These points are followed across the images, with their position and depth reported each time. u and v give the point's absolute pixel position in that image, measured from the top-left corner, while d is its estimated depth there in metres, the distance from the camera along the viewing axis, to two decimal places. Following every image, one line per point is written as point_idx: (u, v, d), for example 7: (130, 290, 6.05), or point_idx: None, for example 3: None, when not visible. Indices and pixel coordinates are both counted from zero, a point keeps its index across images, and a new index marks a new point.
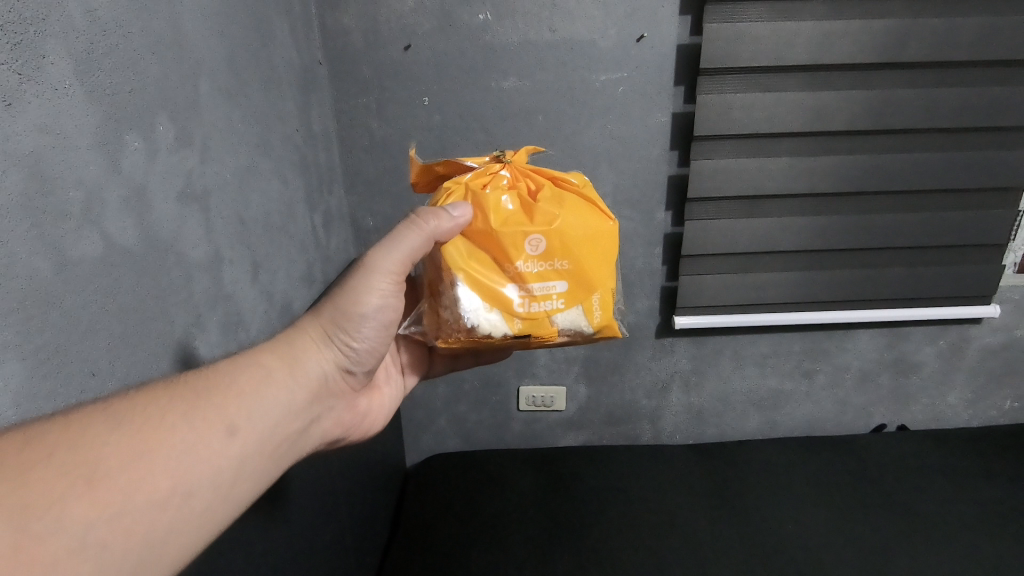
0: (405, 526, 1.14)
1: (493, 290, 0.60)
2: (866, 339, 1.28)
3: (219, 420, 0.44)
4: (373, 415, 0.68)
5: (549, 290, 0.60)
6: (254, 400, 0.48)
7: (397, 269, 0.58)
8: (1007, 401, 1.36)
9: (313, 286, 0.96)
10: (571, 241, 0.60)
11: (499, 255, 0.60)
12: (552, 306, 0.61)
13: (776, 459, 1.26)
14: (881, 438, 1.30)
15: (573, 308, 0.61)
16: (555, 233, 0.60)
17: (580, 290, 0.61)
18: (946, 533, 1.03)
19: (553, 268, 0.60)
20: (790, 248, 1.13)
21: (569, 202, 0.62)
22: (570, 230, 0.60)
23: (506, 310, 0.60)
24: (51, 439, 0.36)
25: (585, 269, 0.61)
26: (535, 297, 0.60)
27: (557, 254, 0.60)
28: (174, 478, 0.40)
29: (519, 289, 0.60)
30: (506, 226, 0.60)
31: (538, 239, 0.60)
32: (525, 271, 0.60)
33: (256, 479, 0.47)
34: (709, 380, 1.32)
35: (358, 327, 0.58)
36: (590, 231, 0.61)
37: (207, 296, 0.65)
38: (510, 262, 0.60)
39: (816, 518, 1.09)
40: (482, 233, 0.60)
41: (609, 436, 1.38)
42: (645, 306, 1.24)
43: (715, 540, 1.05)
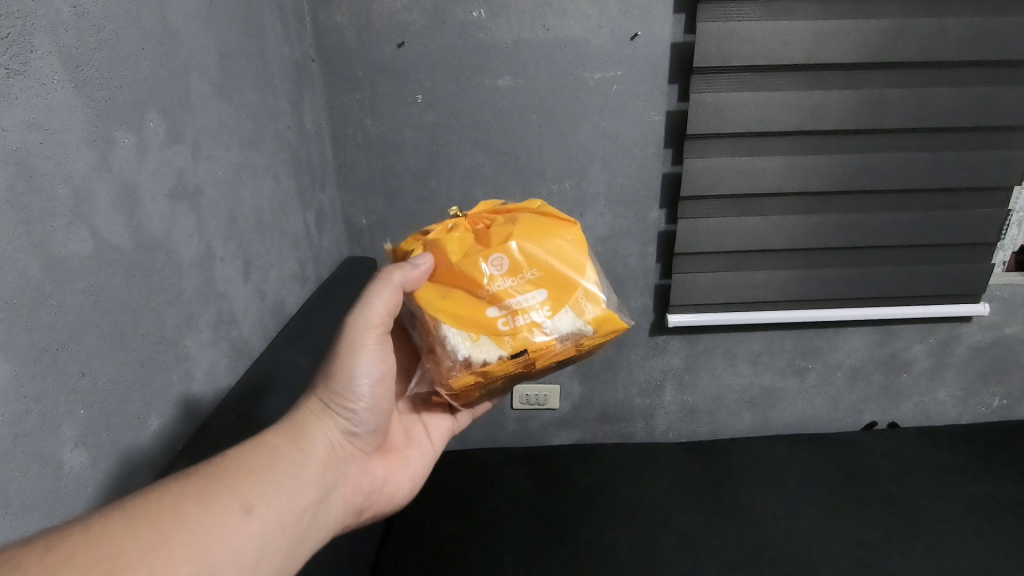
0: (399, 524, 1.13)
1: (474, 319, 0.61)
2: (858, 337, 1.29)
3: (232, 500, 0.45)
4: (399, 481, 0.67)
5: (528, 302, 0.61)
6: (263, 477, 0.48)
7: (379, 323, 0.60)
8: (996, 398, 1.37)
9: (306, 285, 0.96)
10: (533, 251, 0.62)
11: (470, 284, 0.62)
12: (538, 316, 0.61)
13: (769, 457, 1.26)
14: (872, 436, 1.31)
15: (559, 313, 0.61)
16: (514, 247, 0.62)
17: (558, 294, 0.62)
18: (934, 529, 1.04)
19: (525, 279, 0.61)
20: (782, 248, 1.14)
21: (519, 220, 0.65)
22: (526, 242, 0.62)
23: (494, 333, 0.60)
24: (72, 541, 0.36)
25: (554, 273, 0.62)
26: (516, 311, 0.60)
27: (522, 265, 0.61)
28: (196, 564, 0.40)
29: (499, 309, 0.61)
30: (466, 257, 0.62)
31: (499, 257, 0.61)
32: (499, 291, 0.61)
33: (278, 555, 0.47)
34: (702, 379, 1.32)
35: (354, 388, 0.58)
36: (546, 237, 0.63)
37: (198, 294, 0.64)
38: (482, 286, 0.61)
39: (809, 514, 1.09)
40: (446, 273, 0.62)
41: (603, 435, 1.39)
42: (639, 304, 1.24)
43: (709, 536, 1.06)
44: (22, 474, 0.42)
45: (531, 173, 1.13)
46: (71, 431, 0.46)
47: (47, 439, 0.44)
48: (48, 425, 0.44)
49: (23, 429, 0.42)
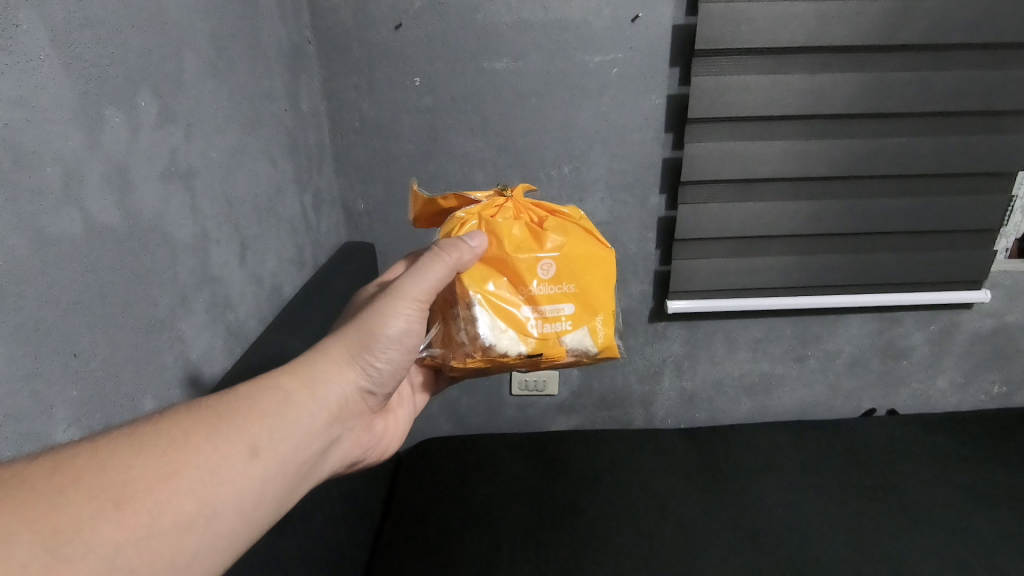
0: (398, 507, 1.14)
1: (507, 312, 0.63)
2: (858, 324, 1.28)
3: (241, 441, 0.45)
4: (390, 437, 0.68)
5: (559, 312, 0.64)
6: (275, 421, 0.48)
7: (422, 298, 0.59)
8: (995, 385, 1.37)
9: (303, 269, 0.95)
10: (577, 266, 0.65)
11: (514, 278, 0.64)
12: (562, 327, 0.64)
13: (767, 443, 1.27)
14: (871, 423, 1.31)
15: (579, 329, 0.65)
16: (563, 258, 0.64)
17: (585, 311, 0.65)
18: (931, 515, 1.05)
19: (562, 291, 0.64)
20: (783, 233, 1.13)
21: (570, 230, 0.67)
22: (575, 256, 0.65)
23: (521, 330, 0.63)
24: (79, 463, 0.37)
25: (588, 290, 0.65)
26: (547, 318, 0.63)
27: (565, 276, 0.64)
28: (199, 500, 0.41)
29: (532, 311, 0.64)
30: (518, 251, 0.64)
31: (547, 263, 0.64)
32: (538, 294, 0.63)
33: (278, 500, 0.47)
34: (701, 365, 1.32)
35: (382, 349, 0.57)
36: (591, 255, 0.66)
37: (193, 276, 0.64)
38: (525, 285, 0.63)
39: (806, 499, 1.10)
40: (495, 258, 0.64)
41: (602, 421, 1.39)
42: (638, 290, 1.24)
43: (705, 521, 1.06)
44: (13, 454, 0.42)
45: (530, 158, 1.12)
46: (63, 411, 0.46)
47: (39, 419, 0.44)
48: (39, 405, 0.44)
49: (14, 408, 0.41)
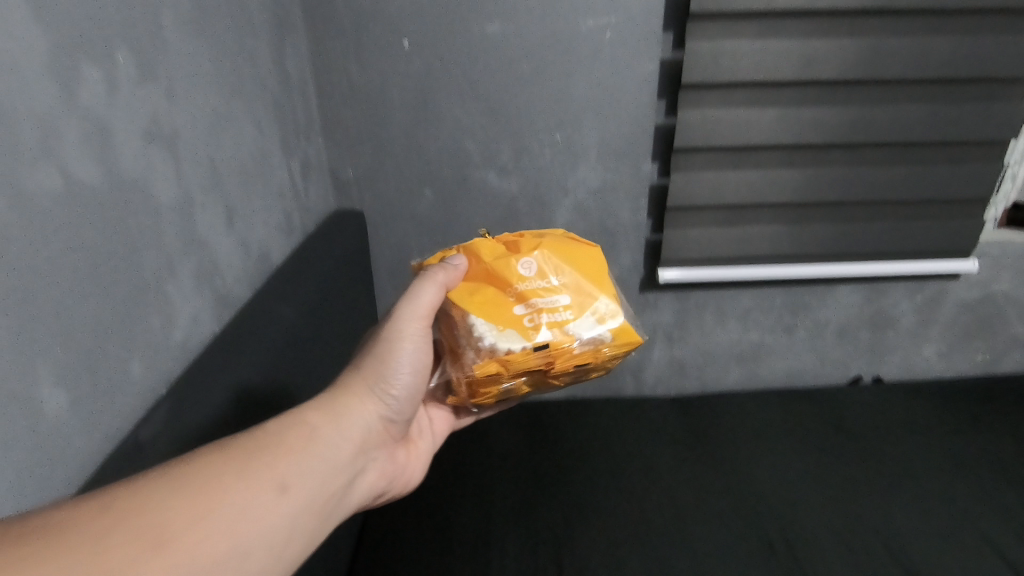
0: None
1: (502, 315, 0.66)
2: (847, 293, 1.29)
3: (270, 480, 0.50)
4: (414, 467, 0.72)
5: (552, 303, 0.67)
6: (299, 460, 0.53)
7: (422, 321, 0.67)
8: (980, 354, 1.39)
9: (291, 236, 0.94)
10: (557, 260, 0.70)
11: (500, 284, 0.68)
12: (559, 317, 0.66)
13: (755, 411, 1.28)
14: (858, 392, 1.33)
15: (578, 316, 0.67)
16: (541, 255, 0.69)
17: (579, 300, 0.68)
18: (913, 481, 1.07)
19: (549, 284, 0.68)
20: (775, 202, 1.13)
21: (544, 237, 0.73)
22: (551, 252, 0.70)
23: (519, 327, 0.65)
24: (123, 509, 0.41)
25: (576, 280, 0.69)
26: (541, 309, 0.66)
27: (546, 270, 0.69)
28: (231, 540, 0.44)
29: (525, 307, 0.67)
30: (497, 260, 0.69)
31: (527, 261, 0.69)
32: (526, 290, 0.67)
33: (306, 534, 0.51)
34: (692, 334, 1.33)
35: (394, 376, 0.65)
36: (570, 251, 0.71)
37: (179, 241, 0.63)
38: (511, 285, 0.68)
39: (793, 467, 1.12)
40: (478, 274, 0.70)
41: (593, 390, 1.40)
42: (629, 259, 1.24)
43: (692, 488, 1.08)
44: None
45: (522, 125, 1.10)
46: (48, 371, 0.46)
47: (23, 378, 0.44)
48: (22, 363, 0.43)
49: None
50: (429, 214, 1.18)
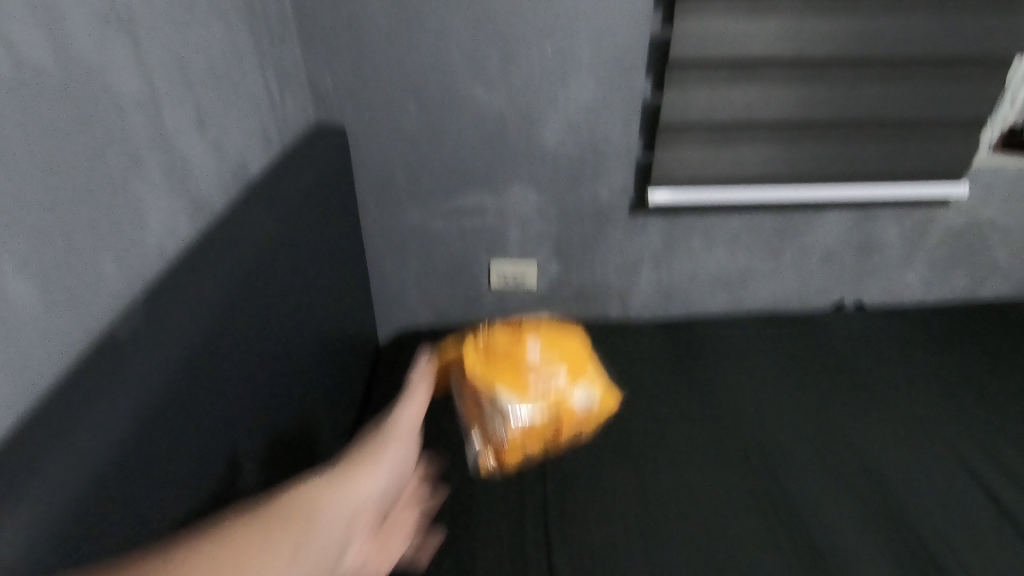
0: (380, 400, 1.15)
1: (523, 389, 0.69)
2: (835, 218, 1.29)
3: (352, 507, 0.43)
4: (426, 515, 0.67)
5: (560, 378, 0.71)
6: (375, 483, 0.46)
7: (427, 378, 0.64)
8: (961, 281, 1.41)
9: (268, 147, 0.90)
10: (556, 339, 0.74)
11: (516, 363, 0.71)
12: (567, 389, 0.71)
13: (739, 337, 1.30)
14: (840, 318, 1.34)
15: (581, 386, 0.73)
16: (545, 338, 0.74)
17: (580, 371, 0.73)
18: (884, 402, 1.11)
19: (555, 358, 0.72)
20: (770, 121, 1.10)
21: (540, 320, 0.78)
22: (552, 333, 0.75)
23: (534, 395, 0.69)
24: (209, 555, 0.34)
25: (574, 355, 0.74)
26: (551, 379, 0.71)
27: (552, 350, 0.73)
28: None
29: (539, 376, 0.70)
30: (510, 345, 0.73)
31: (533, 347, 0.73)
32: (538, 365, 0.71)
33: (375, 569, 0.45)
34: (679, 258, 1.32)
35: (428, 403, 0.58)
36: (563, 331, 0.76)
37: (145, 138, 0.60)
38: (525, 362, 0.71)
39: (774, 390, 1.14)
40: (494, 356, 0.72)
41: (580, 315, 1.40)
42: (619, 181, 1.21)
43: (675, 406, 1.11)
44: None
45: (510, 34, 1.05)
46: (12, 257, 0.44)
47: None
48: None
49: None
50: (413, 129, 1.13)
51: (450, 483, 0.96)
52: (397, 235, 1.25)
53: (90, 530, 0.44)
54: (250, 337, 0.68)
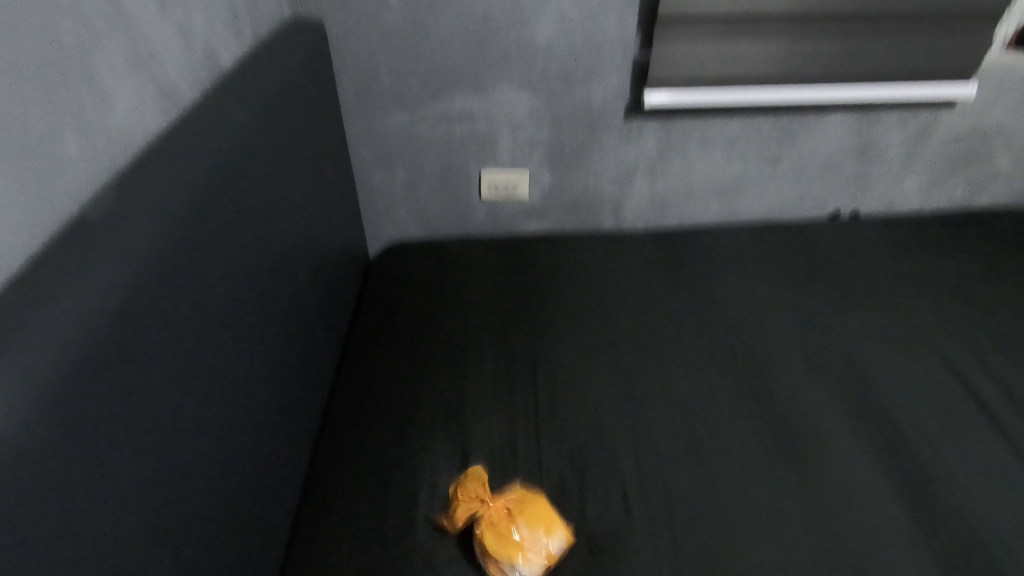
0: (369, 304, 1.14)
1: (515, 556, 0.69)
2: (837, 121, 1.25)
3: None
4: None
5: (540, 539, 0.71)
6: None
7: None
8: (960, 189, 1.38)
9: (242, 38, 0.85)
10: (533, 505, 0.74)
11: (507, 544, 0.70)
12: (547, 542, 0.71)
13: (733, 243, 1.28)
14: (836, 226, 1.32)
15: (557, 536, 0.72)
16: (528, 514, 0.73)
17: (554, 525, 0.73)
18: (874, 301, 1.11)
19: (535, 528, 0.72)
20: (774, 12, 1.04)
21: (513, 494, 0.76)
22: (530, 501, 0.74)
23: (526, 559, 0.70)
24: None
25: (548, 518, 0.73)
26: (536, 540, 0.71)
27: (536, 530, 0.71)
28: None
29: (528, 547, 0.70)
30: (500, 538, 0.71)
31: (521, 527, 0.71)
32: (525, 547, 0.70)
33: None
34: (675, 166, 1.29)
35: None
36: (533, 494, 0.76)
37: (100, 9, 0.56)
38: (515, 543, 0.70)
39: (767, 293, 1.13)
40: (488, 540, 0.71)
41: (573, 227, 1.37)
42: (614, 81, 1.15)
43: (666, 308, 1.10)
44: None
45: None
46: None
47: None
48: None
49: None
50: (397, 25, 1.07)
51: (438, 381, 0.95)
52: (384, 141, 1.20)
53: (76, 399, 0.44)
54: (224, 228, 0.66)
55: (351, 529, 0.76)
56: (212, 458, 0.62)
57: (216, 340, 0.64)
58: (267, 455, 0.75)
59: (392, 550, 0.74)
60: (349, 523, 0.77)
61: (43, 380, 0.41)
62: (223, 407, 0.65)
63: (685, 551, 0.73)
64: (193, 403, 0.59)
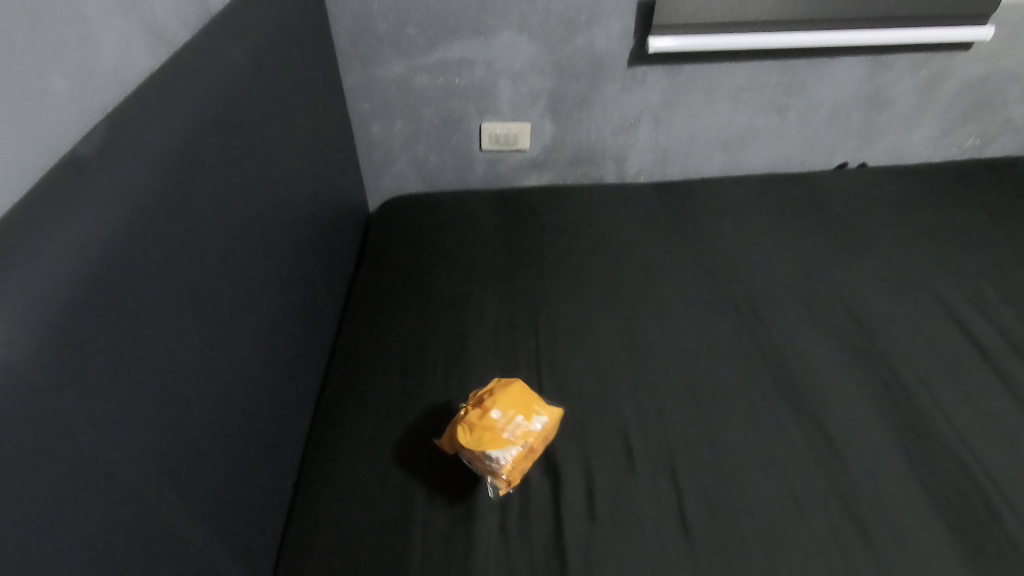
0: (369, 257, 1.14)
1: (499, 440, 0.72)
2: (847, 68, 1.21)
3: None
4: None
5: (519, 421, 0.75)
6: None
7: None
8: (970, 138, 1.36)
9: None
10: (507, 394, 0.78)
11: (488, 432, 0.73)
12: (526, 422, 0.75)
13: (737, 193, 1.26)
14: (842, 175, 1.30)
15: (534, 418, 0.76)
16: (502, 403, 0.76)
17: (530, 408, 0.77)
18: (877, 250, 1.10)
19: (512, 410, 0.76)
20: None
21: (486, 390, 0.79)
22: (503, 392, 0.78)
23: (510, 441, 0.73)
24: None
25: (521, 402, 0.77)
26: (514, 423, 0.74)
27: (511, 415, 0.75)
28: None
29: (508, 429, 0.74)
30: (480, 428, 0.74)
31: (498, 414, 0.75)
32: (505, 431, 0.73)
33: None
34: (679, 116, 1.26)
35: None
36: (505, 384, 0.80)
37: None
38: (495, 429, 0.73)
39: (770, 243, 1.12)
40: (470, 437, 0.73)
41: (575, 179, 1.36)
42: (618, 27, 1.11)
43: (668, 258, 1.09)
44: None
45: None
46: None
47: None
48: None
49: None
50: None
51: (441, 331, 0.96)
52: (381, 91, 1.18)
53: (71, 342, 0.44)
54: (218, 175, 0.65)
55: (354, 475, 0.78)
56: (216, 400, 0.63)
57: (214, 286, 0.64)
58: (269, 401, 0.76)
59: (396, 494, 0.76)
60: (353, 469, 0.79)
61: (34, 320, 0.41)
62: (224, 352, 0.66)
63: (681, 491, 0.75)
64: (192, 350, 0.59)
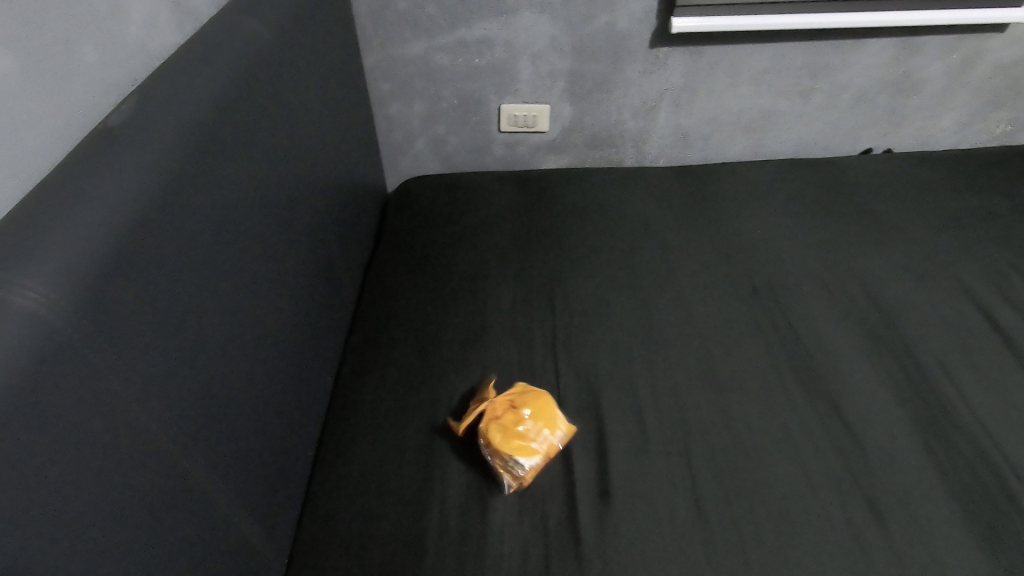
0: (388, 236, 1.14)
1: (525, 447, 0.73)
2: (874, 52, 1.18)
3: None
4: None
5: (544, 432, 0.76)
6: None
7: None
8: (1000, 125, 1.33)
9: None
10: (535, 402, 0.78)
11: (515, 435, 0.74)
12: (550, 436, 0.76)
13: (758, 177, 1.24)
14: (866, 160, 1.28)
15: (557, 431, 0.77)
16: (531, 410, 0.77)
17: (555, 420, 0.78)
18: (900, 235, 1.08)
19: (540, 419, 0.77)
20: None
21: (516, 392, 0.80)
22: (531, 399, 0.79)
23: (535, 451, 0.74)
24: None
25: (549, 412, 0.78)
26: (540, 433, 0.76)
27: (539, 424, 0.76)
28: None
29: (533, 438, 0.75)
30: (507, 430, 0.75)
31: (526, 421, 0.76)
32: (531, 438, 0.74)
33: None
34: (700, 100, 1.25)
35: None
36: (533, 391, 0.81)
37: None
38: (522, 434, 0.74)
39: (790, 227, 1.11)
40: (496, 438, 0.74)
41: (593, 161, 1.36)
42: (640, 8, 1.09)
43: (686, 241, 1.09)
44: None
45: None
46: None
47: None
48: None
49: None
50: None
51: (457, 311, 0.96)
52: (401, 71, 1.18)
53: (102, 310, 0.45)
54: (243, 151, 0.66)
55: (371, 451, 0.80)
56: (239, 371, 0.65)
57: (237, 260, 0.65)
58: (289, 375, 0.77)
59: (412, 470, 0.77)
60: (370, 444, 0.80)
61: (63, 289, 0.42)
62: (247, 326, 0.67)
63: (695, 472, 0.75)
64: (215, 322, 0.60)
